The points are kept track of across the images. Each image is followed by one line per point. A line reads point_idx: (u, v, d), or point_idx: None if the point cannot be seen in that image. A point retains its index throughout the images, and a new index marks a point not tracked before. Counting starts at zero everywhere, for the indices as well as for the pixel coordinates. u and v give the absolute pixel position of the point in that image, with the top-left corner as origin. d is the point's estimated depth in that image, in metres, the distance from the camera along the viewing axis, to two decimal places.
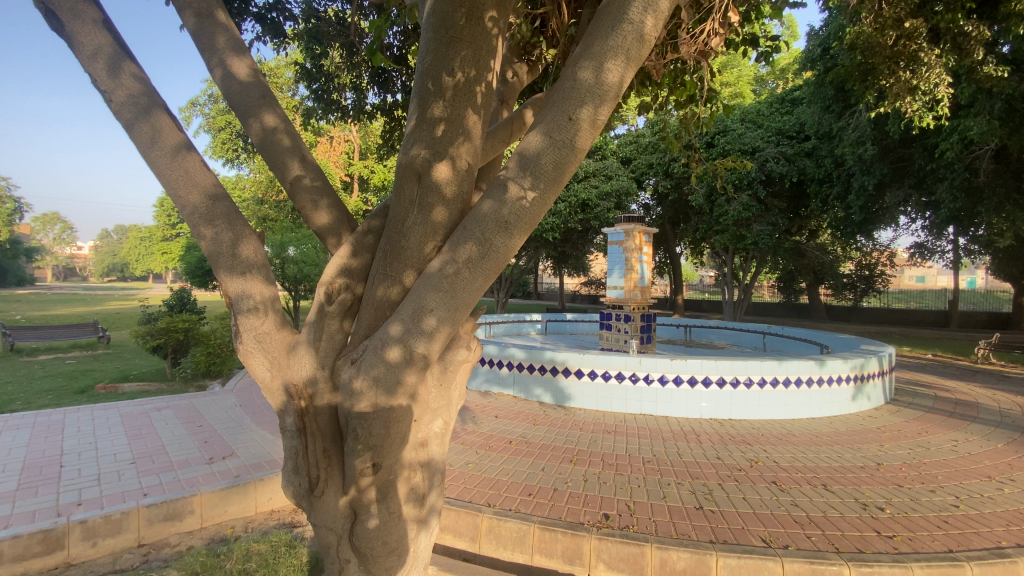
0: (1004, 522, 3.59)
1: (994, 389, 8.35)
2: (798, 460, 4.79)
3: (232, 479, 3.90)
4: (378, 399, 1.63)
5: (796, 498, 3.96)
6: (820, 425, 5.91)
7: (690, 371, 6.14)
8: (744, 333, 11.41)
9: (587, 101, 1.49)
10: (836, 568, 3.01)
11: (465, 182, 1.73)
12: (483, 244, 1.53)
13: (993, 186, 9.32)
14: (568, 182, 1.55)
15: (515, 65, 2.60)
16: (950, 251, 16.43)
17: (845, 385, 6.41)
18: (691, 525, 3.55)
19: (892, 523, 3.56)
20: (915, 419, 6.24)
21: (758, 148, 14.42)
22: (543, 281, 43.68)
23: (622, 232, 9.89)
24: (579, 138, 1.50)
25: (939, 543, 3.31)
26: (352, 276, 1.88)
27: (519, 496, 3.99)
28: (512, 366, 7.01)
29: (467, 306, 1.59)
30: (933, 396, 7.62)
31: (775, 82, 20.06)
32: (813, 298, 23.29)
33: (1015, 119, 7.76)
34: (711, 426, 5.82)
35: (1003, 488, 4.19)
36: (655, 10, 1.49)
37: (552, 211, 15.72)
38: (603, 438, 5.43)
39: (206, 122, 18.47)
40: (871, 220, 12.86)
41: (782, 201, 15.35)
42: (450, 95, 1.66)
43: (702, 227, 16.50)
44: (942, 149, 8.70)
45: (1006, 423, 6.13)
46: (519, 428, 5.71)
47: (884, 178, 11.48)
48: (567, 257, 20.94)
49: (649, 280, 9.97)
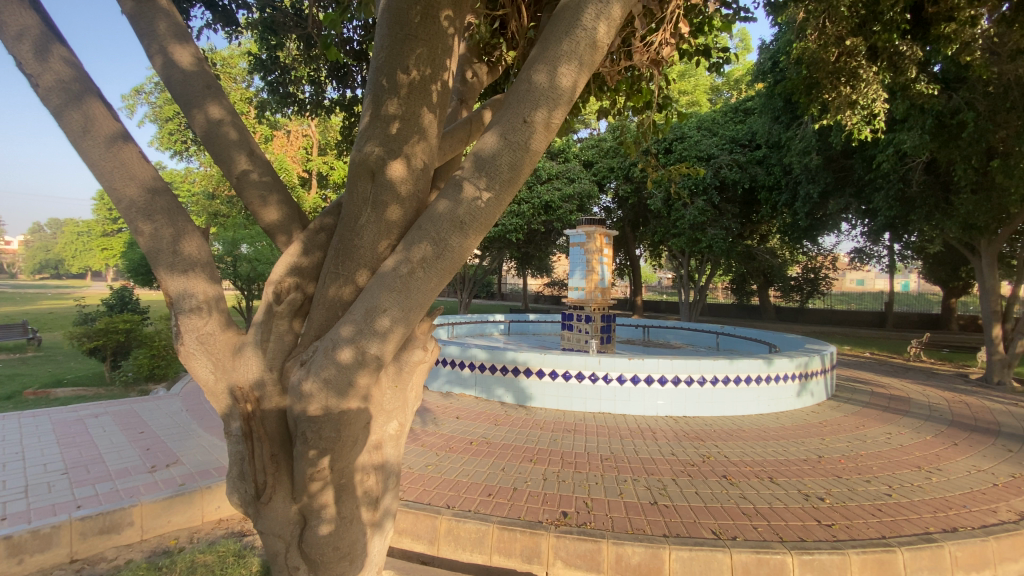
0: (930, 509, 3.85)
1: (923, 385, 8.97)
2: (748, 455, 5.00)
3: (177, 487, 3.72)
4: (329, 401, 1.59)
5: (744, 491, 4.14)
6: (768, 421, 6.19)
7: (647, 370, 6.29)
8: (699, 333, 11.81)
9: (541, 104, 1.50)
10: (780, 557, 3.16)
11: (420, 182, 1.71)
12: (438, 244, 1.52)
13: (924, 196, 9.95)
14: (523, 184, 1.56)
15: (476, 65, 2.58)
16: (887, 257, 17.56)
17: (790, 382, 6.73)
18: (646, 520, 3.64)
19: (831, 512, 3.77)
20: (853, 414, 6.63)
21: (713, 155, 15.11)
22: (507, 282, 43.80)
23: (584, 234, 10.04)
24: (533, 141, 1.51)
25: (873, 530, 3.53)
26: (302, 276, 1.84)
27: (478, 497, 3.98)
28: (474, 366, 6.98)
29: (422, 306, 1.58)
30: (870, 392, 8.11)
31: (729, 92, 20.80)
32: (763, 299, 24.39)
33: (945, 133, 8.31)
34: (667, 423, 6.00)
35: (931, 477, 4.50)
36: (608, 17, 1.52)
37: (515, 212, 15.77)
38: (563, 436, 5.50)
39: (151, 111, 17.53)
40: (816, 226, 13.59)
41: (735, 206, 15.98)
42: (405, 92, 1.65)
43: (660, 229, 16.95)
44: (880, 160, 9.27)
45: (933, 417, 6.60)
46: (480, 428, 5.70)
47: (827, 186, 12.13)
48: (530, 258, 21.06)
49: (609, 281, 10.17)
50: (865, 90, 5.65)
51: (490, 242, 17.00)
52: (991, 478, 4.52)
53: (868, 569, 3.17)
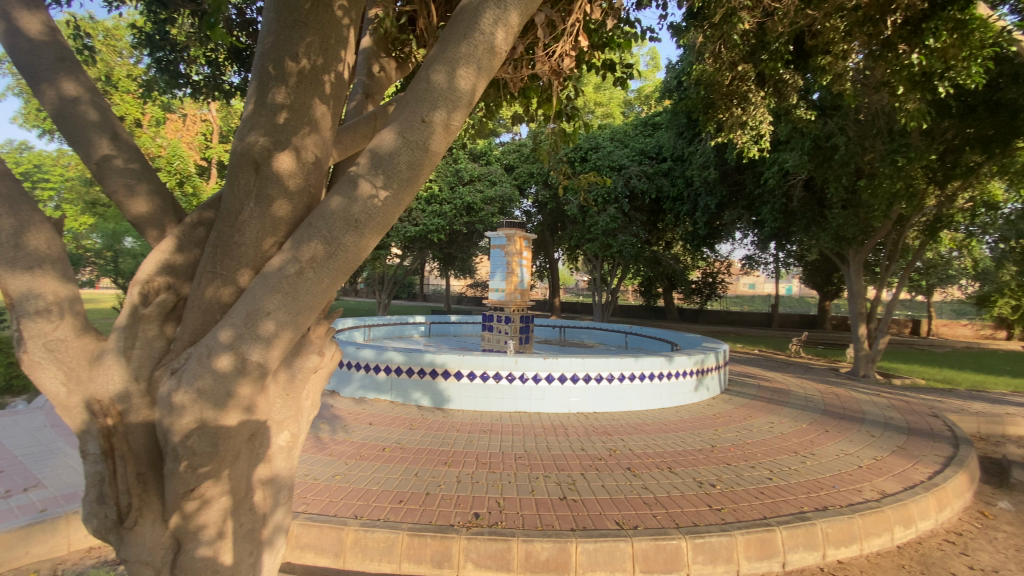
0: (804, 490, 4.32)
1: (800, 378, 10.11)
2: (650, 447, 5.32)
3: (35, 514, 3.23)
4: (205, 413, 1.49)
5: (646, 482, 4.39)
6: (669, 414, 6.65)
7: (561, 369, 6.49)
8: (610, 333, 12.41)
9: (440, 105, 1.50)
10: (676, 543, 3.40)
11: (312, 175, 1.64)
12: (330, 243, 1.47)
13: (803, 210, 11.21)
14: (423, 184, 1.55)
15: (383, 60, 2.51)
16: (773, 264, 19.59)
17: (689, 377, 7.27)
18: (555, 516, 3.74)
19: (721, 497, 4.11)
20: (742, 405, 7.31)
21: (624, 166, 16.04)
22: (428, 283, 43.22)
23: (504, 237, 10.14)
24: (432, 140, 1.50)
25: (756, 511, 3.89)
26: (176, 275, 1.69)
27: (388, 504, 3.86)
28: (390, 370, 6.77)
29: (312, 309, 1.51)
30: (757, 385, 8.99)
31: (641, 107, 22.06)
32: (669, 301, 26.19)
33: (821, 155, 9.40)
34: (578, 420, 6.23)
35: (804, 461, 5.06)
36: (505, 24, 1.56)
37: (436, 212, 15.59)
38: (479, 437, 5.51)
39: (12, 82, 15.21)
40: (713, 234, 14.86)
41: (643, 214, 17.03)
42: (294, 81, 1.59)
43: (575, 236, 17.58)
44: (767, 176, 10.32)
45: (807, 406, 7.45)
46: (393, 434, 5.54)
47: (723, 199, 13.29)
48: (452, 260, 20.94)
49: (528, 284, 10.38)
50: (753, 113, 6.30)
51: (410, 242, 16.66)
52: (853, 459, 5.16)
53: (751, 548, 3.48)
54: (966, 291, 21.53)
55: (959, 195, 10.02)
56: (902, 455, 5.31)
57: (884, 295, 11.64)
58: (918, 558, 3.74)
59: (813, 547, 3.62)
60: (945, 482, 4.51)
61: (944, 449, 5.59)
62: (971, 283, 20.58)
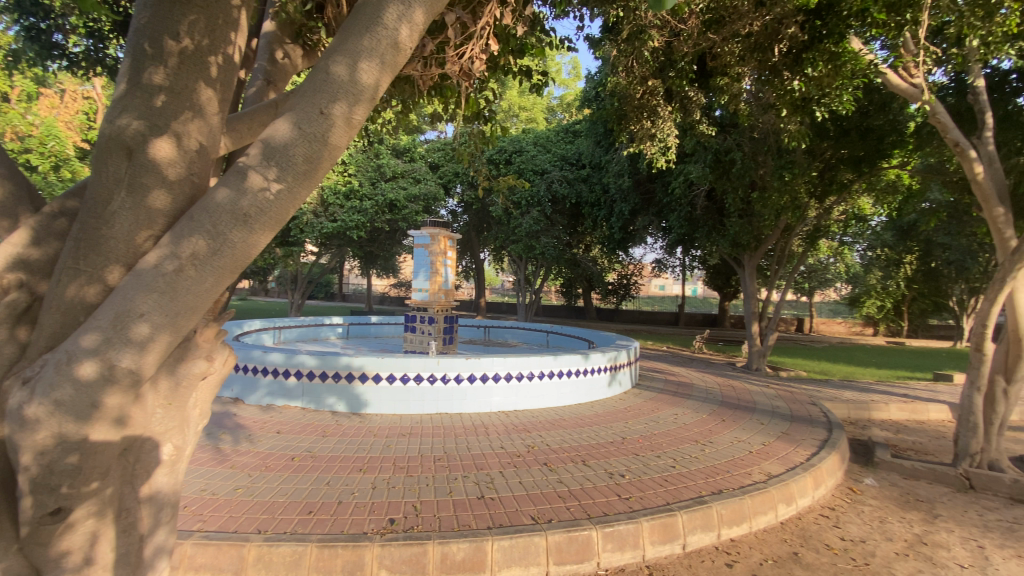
0: (702, 475, 4.68)
1: (702, 373, 10.98)
2: (567, 442, 5.51)
3: None
4: (63, 427, 1.38)
5: (561, 476, 4.53)
6: (585, 409, 6.93)
7: (482, 368, 6.52)
8: (532, 332, 12.68)
9: (340, 98, 1.51)
10: (587, 533, 3.54)
11: (195, 163, 1.62)
12: (215, 238, 1.43)
13: (706, 218, 12.17)
14: (321, 179, 1.55)
15: (287, 47, 2.42)
16: (682, 267, 21.05)
17: (603, 373, 7.61)
18: (472, 515, 3.75)
19: (629, 486, 4.35)
20: (651, 399, 7.80)
21: (546, 170, 16.47)
22: (348, 283, 41.53)
23: (428, 236, 9.99)
24: (331, 135, 1.51)
25: (660, 497, 4.16)
26: (31, 271, 1.58)
27: (296, 516, 3.66)
28: (302, 374, 6.41)
29: (192, 309, 1.46)
30: (665, 380, 9.63)
31: (563, 114, 22.74)
32: (589, 302, 27.22)
33: (721, 168, 10.26)
34: (499, 419, 6.30)
35: (704, 448, 5.49)
36: (411, 21, 1.58)
37: (356, 209, 15.02)
38: (397, 441, 5.37)
39: None
40: (628, 238, 15.67)
41: (564, 217, 17.58)
42: (174, 62, 1.58)
43: (501, 236, 17.92)
44: (675, 186, 11.08)
45: (707, 398, 8.11)
46: (304, 441, 5.26)
47: (637, 205, 14.08)
48: (373, 258, 20.28)
49: (453, 284, 10.32)
50: (661, 126, 6.77)
51: (327, 240, 15.92)
52: (746, 445, 5.67)
53: (655, 533, 3.71)
54: (840, 293, 24.48)
55: (833, 208, 11.36)
56: (787, 440, 5.91)
57: (774, 296, 12.94)
58: (799, 532, 4.18)
59: (709, 528, 3.93)
60: (821, 463, 5.09)
61: (821, 433, 6.31)
62: (844, 286, 23.42)
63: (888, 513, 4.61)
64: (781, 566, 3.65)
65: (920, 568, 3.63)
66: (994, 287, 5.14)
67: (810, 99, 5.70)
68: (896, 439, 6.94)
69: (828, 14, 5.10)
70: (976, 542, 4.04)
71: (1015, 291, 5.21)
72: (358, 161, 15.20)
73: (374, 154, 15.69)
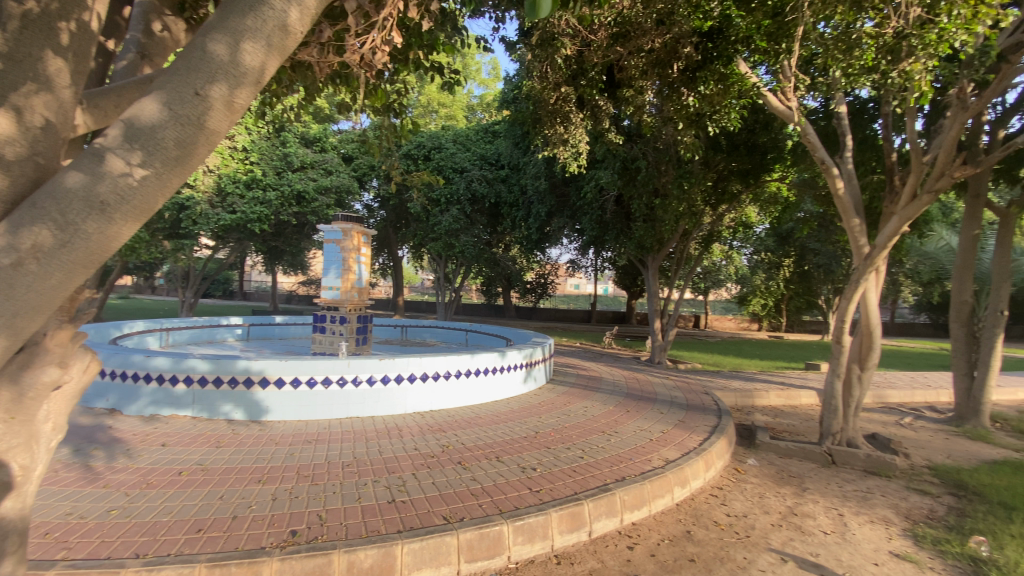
0: (608, 464, 4.94)
1: (612, 367, 11.59)
2: (481, 439, 5.54)
3: None
4: None
5: (474, 473, 4.55)
6: (500, 406, 7.02)
7: (396, 369, 6.35)
8: (450, 331, 12.60)
9: (219, 80, 1.62)
10: (498, 528, 3.58)
11: (42, 145, 1.66)
12: (65, 228, 1.49)
13: (616, 221, 12.83)
14: (194, 164, 1.65)
15: (167, 19, 2.56)
16: (595, 267, 22.02)
17: (518, 369, 7.75)
18: (382, 520, 3.64)
19: (540, 479, 4.47)
20: (563, 393, 8.09)
21: (465, 168, 16.42)
22: (251, 280, 38.48)
23: (339, 231, 9.49)
24: (208, 116, 1.62)
25: (569, 488, 4.32)
26: None
27: (183, 535, 3.34)
28: (191, 381, 5.84)
29: (36, 306, 1.49)
30: (577, 374, 10.04)
31: (482, 113, 22.77)
32: (507, 300, 27.60)
33: (628, 174, 10.87)
34: (414, 420, 6.18)
35: (610, 438, 5.80)
36: (300, 5, 1.70)
37: (260, 200, 13.97)
38: (301, 449, 5.07)
39: None
40: (545, 238, 16.07)
41: (483, 217, 17.62)
42: (16, 30, 1.67)
43: (419, 233, 17.63)
44: (588, 189, 11.57)
45: (615, 390, 8.59)
46: (195, 454, 4.80)
47: (552, 207, 14.49)
48: (279, 253, 18.97)
49: (366, 281, 9.97)
50: (574, 131, 7.04)
51: (225, 233, 14.64)
52: (648, 434, 6.07)
53: (563, 522, 3.85)
54: (732, 292, 26.98)
55: (724, 215, 12.42)
56: (683, 427, 6.42)
57: (675, 295, 13.94)
58: (692, 512, 4.56)
59: (613, 514, 4.15)
60: (711, 446, 5.58)
61: (712, 419, 6.92)
62: (735, 286, 25.87)
63: (766, 489, 5.15)
64: (675, 544, 3.96)
65: (791, 536, 4.10)
66: (852, 287, 5.93)
67: (703, 114, 6.18)
68: (774, 423, 7.79)
69: (718, 38, 5.70)
70: (836, 509, 4.63)
71: (868, 291, 6.04)
72: (261, 149, 14.16)
73: (280, 142, 14.73)
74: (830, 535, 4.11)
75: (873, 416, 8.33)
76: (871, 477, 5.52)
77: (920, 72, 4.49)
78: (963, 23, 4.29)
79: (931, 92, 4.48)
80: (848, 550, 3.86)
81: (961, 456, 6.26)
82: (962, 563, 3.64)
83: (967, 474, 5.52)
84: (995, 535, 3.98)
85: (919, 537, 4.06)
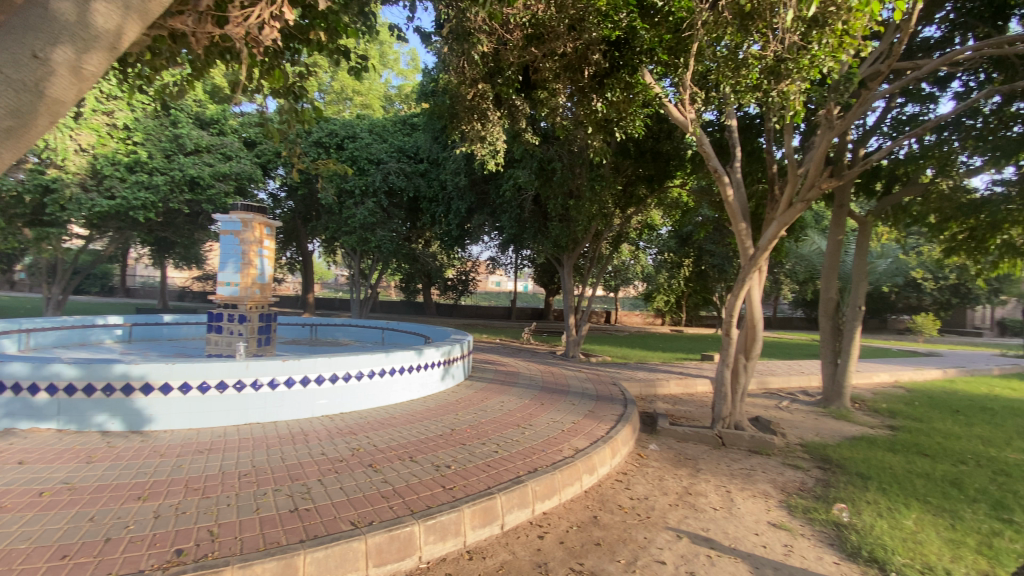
0: (521, 457, 5.04)
1: (529, 362, 11.84)
2: (394, 440, 5.40)
3: None
4: None
5: (386, 475, 4.43)
6: (415, 405, 6.89)
7: (303, 371, 5.99)
8: (365, 330, 12.13)
9: (64, 42, 1.81)
10: (409, 529, 3.52)
11: None
12: None
13: (534, 219, 13.09)
14: (33, 137, 1.84)
15: None
16: (514, 264, 22.36)
17: (435, 367, 7.65)
18: (283, 531, 3.43)
19: (454, 476, 4.45)
20: (480, 389, 8.12)
21: (381, 160, 15.88)
22: (135, 275, 34.38)
23: (238, 221, 8.74)
24: (49, 81, 1.81)
25: (482, 483, 4.34)
26: None
27: (41, 565, 2.91)
28: (56, 389, 5.11)
29: None
30: (494, 370, 10.13)
31: (401, 104, 22.14)
32: (427, 297, 27.20)
33: (545, 175, 11.13)
34: (322, 423, 5.88)
35: (524, 431, 5.92)
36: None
37: (145, 185, 12.51)
38: (191, 460, 4.62)
39: None
40: (464, 235, 15.98)
41: (401, 211, 17.14)
42: None
43: (331, 226, 16.79)
44: (506, 187, 11.72)
45: (531, 384, 8.78)
46: (59, 472, 4.20)
47: (472, 204, 14.46)
48: (170, 245, 17.16)
49: (269, 277, 9.31)
50: (490, 129, 7.08)
51: (102, 220, 12.96)
52: (560, 425, 6.28)
53: (476, 517, 3.87)
54: (641, 290, 28.70)
55: (633, 217, 13.09)
56: (592, 417, 6.71)
57: (588, 292, 14.55)
58: (599, 498, 4.79)
59: (525, 505, 4.25)
60: (617, 434, 5.90)
61: (619, 409, 7.32)
62: (644, 285, 27.56)
63: (666, 472, 5.54)
64: (583, 530, 4.14)
65: (686, 514, 4.44)
66: (738, 284, 6.55)
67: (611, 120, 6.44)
68: (674, 410, 8.41)
69: (625, 48, 5.80)
70: (725, 487, 5.10)
71: (752, 289, 6.70)
72: (148, 128, 12.67)
73: (170, 122, 13.29)
74: (719, 511, 4.52)
75: (757, 401, 9.28)
76: (754, 456, 6.14)
77: (795, 93, 4.98)
78: (829, 51, 4.82)
79: (802, 111, 4.97)
80: (734, 523, 4.26)
81: (826, 433, 7.16)
82: (825, 527, 4.15)
83: (831, 449, 6.33)
84: (851, 501, 4.59)
85: (792, 507, 4.58)
